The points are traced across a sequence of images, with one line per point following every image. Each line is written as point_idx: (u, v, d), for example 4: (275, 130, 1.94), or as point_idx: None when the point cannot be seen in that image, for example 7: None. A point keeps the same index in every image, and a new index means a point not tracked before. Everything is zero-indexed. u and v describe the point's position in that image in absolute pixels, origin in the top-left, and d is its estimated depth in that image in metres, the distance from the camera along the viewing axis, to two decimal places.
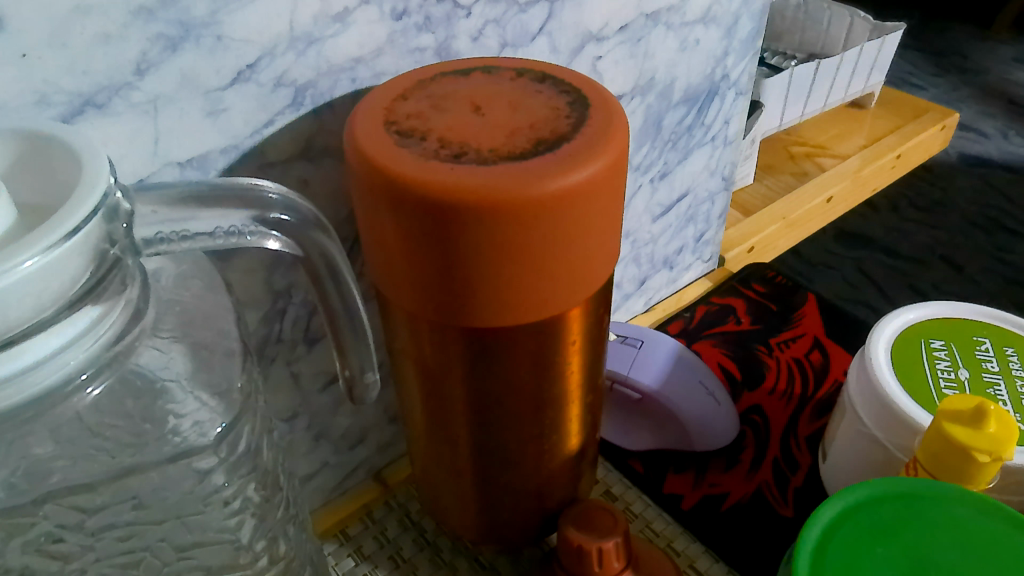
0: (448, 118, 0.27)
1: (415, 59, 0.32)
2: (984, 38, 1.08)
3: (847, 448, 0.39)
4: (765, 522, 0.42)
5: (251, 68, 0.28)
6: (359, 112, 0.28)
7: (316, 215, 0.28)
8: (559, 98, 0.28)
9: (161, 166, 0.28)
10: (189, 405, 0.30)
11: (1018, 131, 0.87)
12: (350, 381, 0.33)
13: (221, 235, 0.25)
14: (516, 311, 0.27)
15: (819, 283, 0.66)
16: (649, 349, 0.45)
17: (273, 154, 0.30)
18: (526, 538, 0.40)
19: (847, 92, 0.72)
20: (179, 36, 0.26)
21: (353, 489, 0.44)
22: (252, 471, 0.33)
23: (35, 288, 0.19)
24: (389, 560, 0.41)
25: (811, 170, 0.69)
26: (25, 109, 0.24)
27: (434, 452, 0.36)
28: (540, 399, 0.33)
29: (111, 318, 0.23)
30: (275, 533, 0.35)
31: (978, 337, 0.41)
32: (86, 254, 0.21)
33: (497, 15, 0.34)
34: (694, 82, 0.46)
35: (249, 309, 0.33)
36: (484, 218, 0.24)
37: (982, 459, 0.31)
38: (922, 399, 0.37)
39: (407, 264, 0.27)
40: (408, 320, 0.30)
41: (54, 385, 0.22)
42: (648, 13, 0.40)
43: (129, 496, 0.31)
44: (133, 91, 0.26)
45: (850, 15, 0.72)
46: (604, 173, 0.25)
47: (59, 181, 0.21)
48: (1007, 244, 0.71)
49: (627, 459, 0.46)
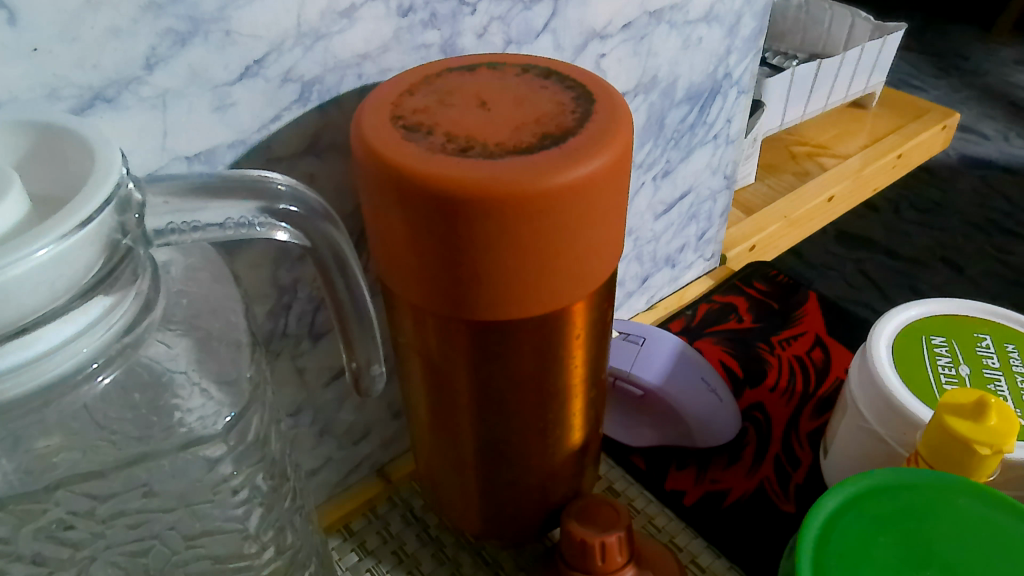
0: (454, 113, 0.27)
1: (420, 56, 0.32)
2: (986, 40, 1.08)
3: (850, 444, 0.39)
4: (765, 517, 0.42)
5: (258, 63, 0.28)
6: (366, 106, 0.28)
7: (323, 207, 0.28)
8: (563, 94, 0.28)
9: (170, 160, 0.28)
10: (195, 399, 0.30)
11: (1018, 133, 0.88)
12: (356, 374, 0.34)
13: (231, 225, 0.25)
14: (521, 305, 0.28)
15: (820, 283, 0.67)
16: (652, 346, 0.45)
17: (279, 149, 0.31)
18: (529, 533, 0.40)
19: (849, 93, 0.73)
20: (188, 31, 0.26)
21: (356, 485, 0.44)
22: (260, 462, 0.33)
23: (47, 275, 0.20)
24: (392, 555, 0.41)
25: (812, 169, 0.69)
26: (36, 102, 0.24)
27: (438, 445, 0.37)
28: (544, 393, 0.33)
29: (121, 307, 0.23)
30: (281, 523, 0.35)
31: (980, 333, 0.41)
32: (99, 243, 0.21)
33: (501, 12, 0.34)
34: (697, 80, 0.46)
35: (255, 303, 0.33)
36: (489, 211, 0.24)
37: (983, 451, 0.31)
38: (922, 394, 0.37)
39: (413, 257, 0.27)
40: (413, 314, 0.30)
41: (66, 374, 0.22)
42: (652, 11, 0.40)
43: (139, 484, 0.31)
44: (142, 86, 0.26)
45: (851, 16, 0.72)
46: (609, 168, 0.26)
47: (72, 171, 0.22)
48: (1007, 245, 0.71)
49: (629, 455, 0.46)
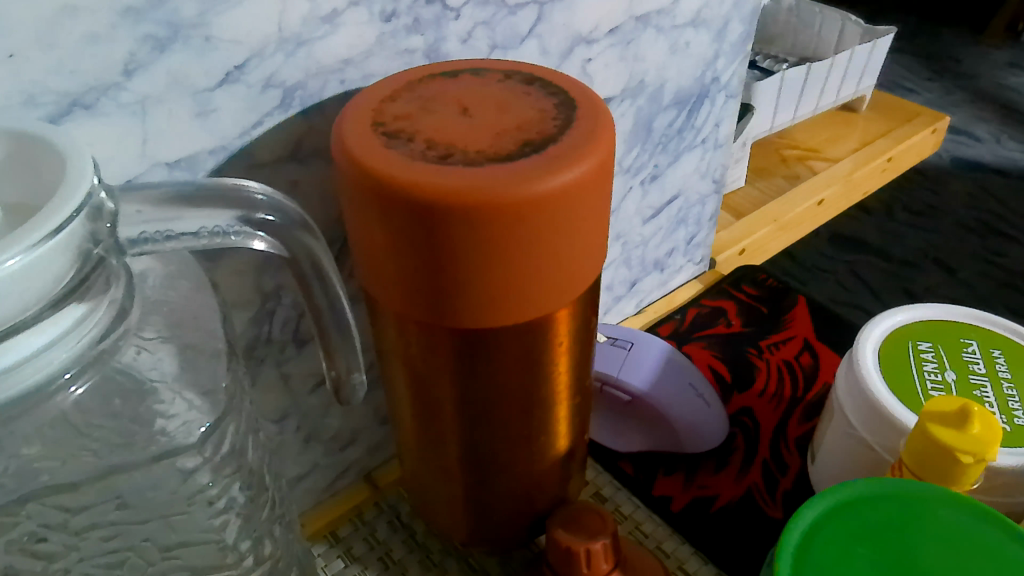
0: (436, 120, 0.27)
1: (404, 61, 0.32)
2: (977, 43, 1.09)
3: (837, 450, 0.39)
4: (753, 523, 0.42)
5: (239, 69, 0.28)
6: (347, 113, 0.28)
7: (301, 216, 0.28)
8: (546, 100, 0.28)
9: (150, 166, 0.28)
10: (177, 405, 0.30)
11: (1010, 136, 0.88)
12: (337, 382, 0.33)
13: (206, 234, 0.25)
14: (503, 313, 0.27)
15: (812, 286, 0.67)
16: (639, 351, 0.45)
17: (261, 154, 0.30)
18: (515, 540, 0.40)
19: (840, 96, 0.73)
20: (168, 37, 0.26)
21: (342, 491, 0.44)
22: (237, 471, 0.33)
23: (18, 286, 0.19)
24: (377, 562, 0.41)
25: (803, 173, 0.69)
26: (13, 108, 0.24)
27: (423, 452, 0.36)
28: (529, 399, 0.33)
29: (94, 317, 0.23)
30: (261, 533, 0.35)
31: (966, 339, 0.41)
32: (71, 253, 0.21)
33: (486, 17, 0.34)
34: (685, 85, 0.46)
35: (237, 311, 0.33)
36: (471, 219, 0.24)
37: (966, 460, 0.31)
38: (908, 400, 0.37)
39: (394, 264, 0.27)
40: (397, 322, 0.30)
41: (37, 385, 0.22)
42: (639, 16, 0.40)
43: (114, 496, 0.31)
44: (121, 92, 0.26)
45: (842, 19, 0.72)
46: (591, 175, 0.26)
47: (44, 181, 0.21)
48: (999, 247, 0.71)
49: (617, 461, 0.46)
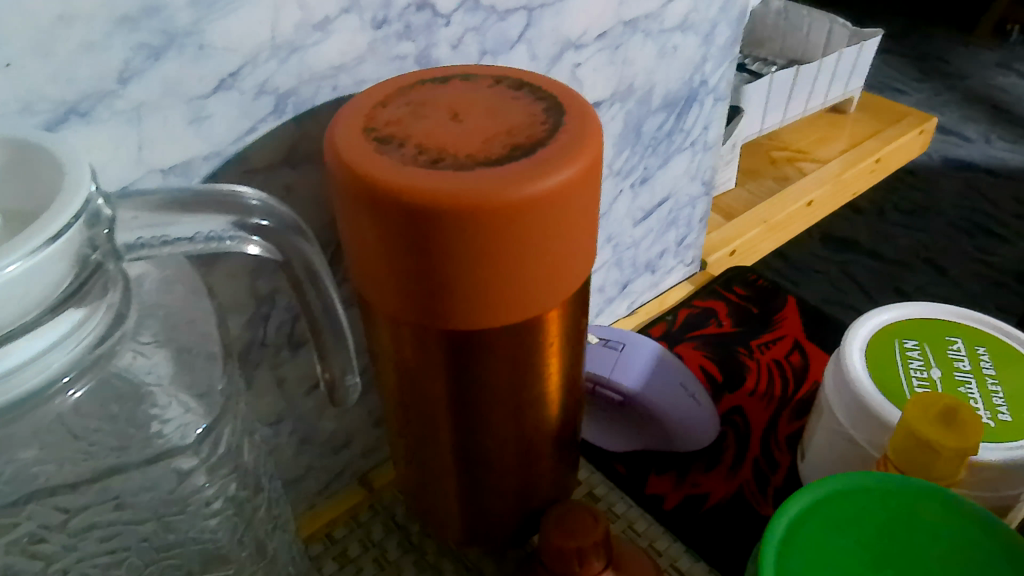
0: (427, 125, 0.27)
1: (396, 67, 0.33)
2: (966, 43, 1.10)
3: (825, 447, 0.40)
4: (744, 520, 0.43)
5: (233, 76, 0.28)
6: (339, 119, 0.28)
7: (296, 221, 0.28)
8: (535, 105, 0.29)
9: (145, 172, 0.28)
10: (172, 409, 0.30)
11: (999, 136, 0.89)
12: (331, 384, 0.34)
13: (201, 239, 0.25)
14: (494, 314, 0.28)
15: (804, 286, 0.67)
16: (630, 351, 0.45)
17: (255, 160, 0.31)
18: (509, 539, 0.40)
19: (828, 98, 0.73)
20: (162, 45, 0.26)
21: (338, 493, 0.44)
22: (233, 472, 0.33)
23: (18, 292, 0.20)
24: (373, 563, 0.41)
25: (792, 174, 0.70)
26: (10, 116, 0.24)
27: (417, 453, 0.37)
28: (521, 399, 0.33)
29: (92, 321, 0.24)
30: (257, 533, 0.35)
31: (951, 337, 0.42)
32: (69, 258, 0.21)
33: (476, 23, 0.34)
34: (674, 88, 0.46)
35: (232, 315, 0.33)
36: (462, 221, 0.25)
37: (948, 454, 0.31)
38: (894, 398, 0.37)
39: (386, 266, 0.27)
40: (390, 324, 0.30)
41: (36, 388, 0.23)
42: (627, 21, 0.40)
43: (111, 496, 0.31)
44: (116, 99, 0.26)
45: (829, 22, 0.73)
46: (578, 178, 0.26)
47: (43, 187, 0.22)
48: (988, 246, 0.72)
49: (611, 461, 0.46)
